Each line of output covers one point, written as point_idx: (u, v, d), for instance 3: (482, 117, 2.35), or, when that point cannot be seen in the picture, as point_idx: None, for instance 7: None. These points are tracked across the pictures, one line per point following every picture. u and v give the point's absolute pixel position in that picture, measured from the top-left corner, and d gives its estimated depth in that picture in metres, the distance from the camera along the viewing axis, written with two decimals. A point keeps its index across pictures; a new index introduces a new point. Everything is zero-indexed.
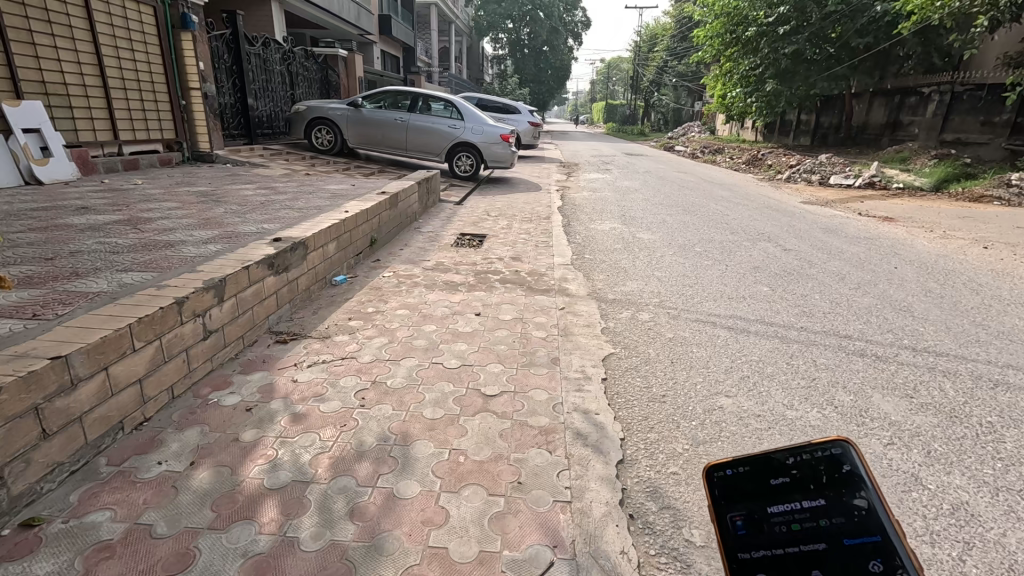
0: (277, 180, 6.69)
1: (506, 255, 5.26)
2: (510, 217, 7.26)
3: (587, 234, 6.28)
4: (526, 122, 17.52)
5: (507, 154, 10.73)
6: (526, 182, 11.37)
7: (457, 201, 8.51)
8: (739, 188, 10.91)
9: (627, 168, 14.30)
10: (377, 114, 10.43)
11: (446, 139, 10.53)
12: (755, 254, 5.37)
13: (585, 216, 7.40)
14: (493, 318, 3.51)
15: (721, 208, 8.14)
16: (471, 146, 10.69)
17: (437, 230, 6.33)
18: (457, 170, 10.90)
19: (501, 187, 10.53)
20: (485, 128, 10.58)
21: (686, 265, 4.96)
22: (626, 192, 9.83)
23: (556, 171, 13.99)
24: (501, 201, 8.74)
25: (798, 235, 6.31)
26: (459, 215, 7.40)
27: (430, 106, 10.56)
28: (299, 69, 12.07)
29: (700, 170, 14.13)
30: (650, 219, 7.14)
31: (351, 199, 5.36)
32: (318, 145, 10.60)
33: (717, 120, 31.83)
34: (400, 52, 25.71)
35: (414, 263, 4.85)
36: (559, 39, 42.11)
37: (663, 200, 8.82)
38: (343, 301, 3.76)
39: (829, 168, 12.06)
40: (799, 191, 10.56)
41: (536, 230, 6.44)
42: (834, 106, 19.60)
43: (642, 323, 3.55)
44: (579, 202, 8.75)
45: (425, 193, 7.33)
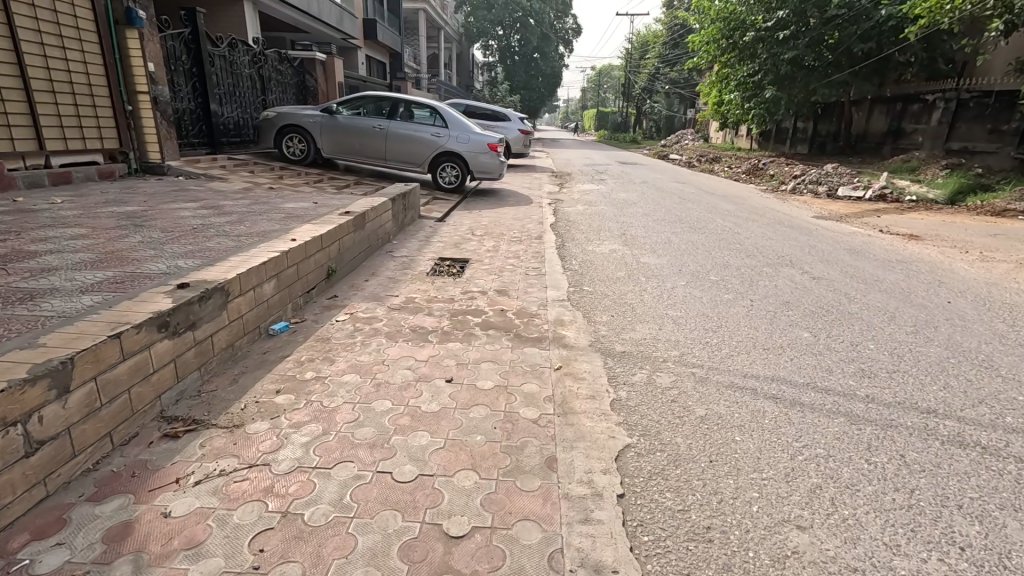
0: (230, 196, 5.87)
1: (490, 287, 4.47)
2: (497, 236, 6.49)
3: (584, 258, 5.50)
4: (517, 130, 16.80)
5: (495, 164, 9.97)
6: (516, 194, 10.62)
7: (440, 216, 7.72)
8: (745, 200, 10.19)
9: (622, 178, 13.60)
10: (354, 121, 9.61)
11: (429, 148, 9.75)
12: (780, 284, 4.61)
13: (580, 234, 6.62)
14: (469, 385, 2.71)
15: (729, 225, 7.40)
16: (457, 156, 9.92)
17: (413, 254, 5.54)
18: (441, 181, 10.13)
19: (489, 200, 9.76)
20: (472, 136, 9.81)
21: (703, 300, 4.19)
22: (624, 205, 9.10)
23: (547, 181, 13.25)
24: (489, 216, 7.97)
25: (822, 258, 5.57)
26: (440, 234, 6.60)
27: (413, 112, 9.76)
28: (272, 73, 11.23)
29: (699, 180, 13.45)
30: (653, 239, 6.38)
31: (307, 221, 4.55)
32: (290, 155, 9.76)
33: (711, 127, 31.34)
34: (386, 57, 24.93)
35: (377, 300, 4.03)
36: (550, 46, 41.61)
37: (665, 215, 8.09)
38: (277, 360, 2.94)
39: (836, 178, 11.43)
40: (807, 203, 9.90)
41: (526, 253, 5.65)
42: (832, 113, 19.11)
43: (662, 391, 2.75)
44: (574, 217, 8.00)
45: (402, 210, 6.52)
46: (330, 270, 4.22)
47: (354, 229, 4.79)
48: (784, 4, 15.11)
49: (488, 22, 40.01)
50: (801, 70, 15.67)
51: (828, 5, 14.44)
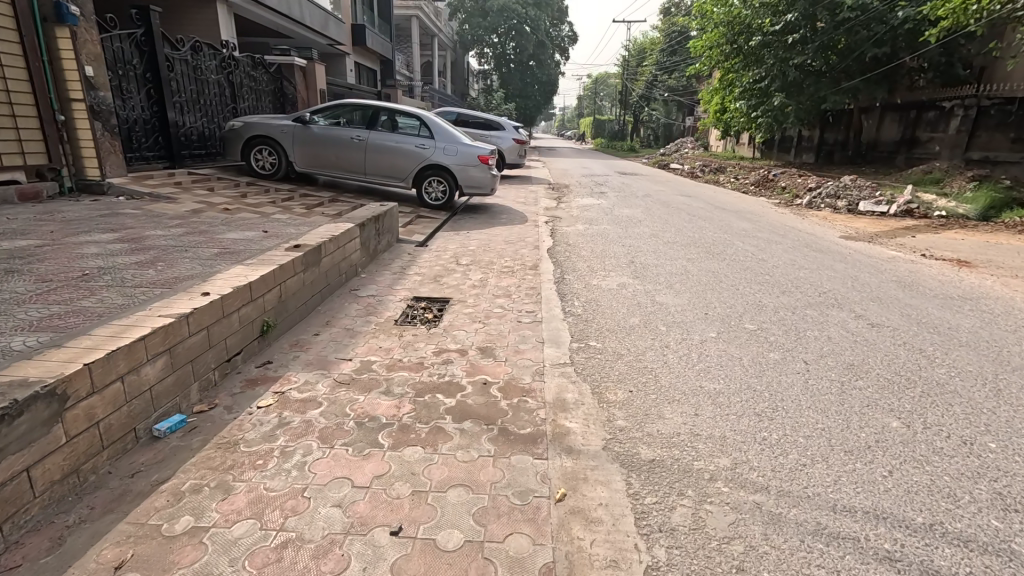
0: (166, 222, 4.94)
1: (472, 344, 3.54)
2: (485, 266, 5.58)
3: (588, 296, 4.57)
4: (511, 139, 15.96)
5: (486, 178, 9.09)
6: (509, 210, 9.73)
7: (422, 239, 6.81)
8: (759, 217, 9.30)
9: (624, 191, 12.73)
10: (332, 131, 8.72)
11: (413, 161, 8.86)
12: (833, 337, 3.70)
13: (581, 263, 5.72)
14: (424, 542, 1.78)
15: (750, 250, 6.50)
16: (445, 170, 9.02)
17: (381, 293, 4.61)
18: (427, 197, 9.20)
19: (480, 218, 8.86)
20: (462, 148, 8.93)
21: (744, 363, 3.28)
22: (628, 224, 8.20)
23: (544, 194, 12.38)
24: (478, 238, 7.07)
25: (871, 295, 4.67)
26: (419, 263, 5.69)
27: (398, 122, 8.90)
28: (243, 79, 10.34)
29: (705, 193, 12.61)
30: (666, 270, 5.49)
31: (242, 260, 3.62)
32: (259, 168, 8.83)
33: (711, 135, 30.63)
34: (376, 64, 24.10)
35: (322, 368, 3.10)
36: (546, 53, 40.98)
37: (677, 236, 7.22)
38: (146, 489, 2.00)
39: (855, 192, 10.60)
40: (829, 220, 9.04)
41: (520, 290, 4.74)
42: (839, 122, 18.39)
43: (718, 546, 1.82)
44: (574, 240, 7.10)
45: (374, 235, 5.60)
46: (263, 326, 3.28)
47: (303, 268, 3.86)
48: (792, 7, 14.35)
49: (483, 29, 39.33)
50: (811, 76, 14.89)
51: (840, 8, 13.67)
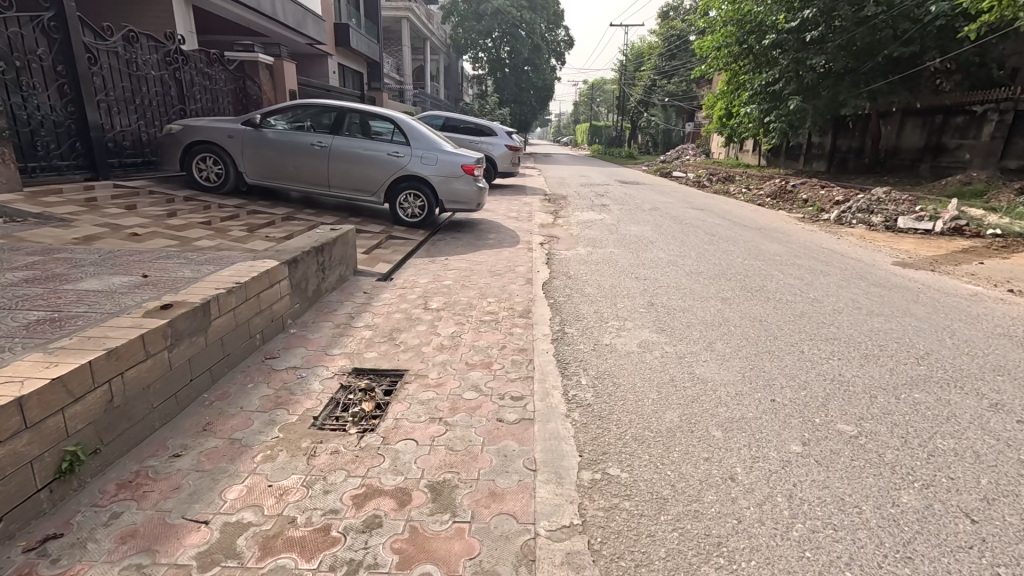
0: (19, 259, 3.61)
1: (422, 474, 2.22)
2: (460, 313, 4.26)
3: (599, 367, 3.26)
4: (504, 146, 14.73)
5: (472, 191, 7.79)
6: (498, 227, 8.43)
7: (387, 269, 5.50)
8: (789, 237, 8.01)
9: (628, 203, 11.47)
10: (290, 135, 7.40)
11: (386, 172, 7.55)
12: (982, 453, 2.40)
13: (584, 307, 4.41)
14: None
15: (794, 284, 5.21)
16: (424, 183, 7.72)
17: (310, 362, 3.29)
18: (403, 214, 7.86)
19: (463, 238, 7.54)
20: (444, 156, 7.63)
21: (874, 523, 1.96)
22: (637, 248, 6.90)
23: (539, 208, 11.08)
24: (457, 267, 5.75)
25: (988, 363, 3.38)
26: (375, 307, 4.37)
27: (369, 125, 7.61)
28: (194, 76, 9.02)
29: (718, 207, 11.36)
30: (698, 318, 4.19)
31: (58, 337, 2.29)
32: (202, 180, 7.49)
33: (713, 142, 29.52)
34: (363, 66, 22.87)
35: (143, 552, 1.76)
36: (542, 57, 39.90)
37: (700, 265, 5.94)
38: None
39: (891, 207, 9.36)
40: (869, 241, 7.80)
41: (506, 357, 3.42)
42: (854, 127, 17.26)
43: None
44: (573, 268, 5.82)
45: (315, 271, 4.28)
46: (64, 462, 1.94)
47: (171, 345, 2.53)
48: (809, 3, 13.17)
49: (477, 33, 38.18)
50: (829, 78, 13.69)
51: (862, 4, 12.51)
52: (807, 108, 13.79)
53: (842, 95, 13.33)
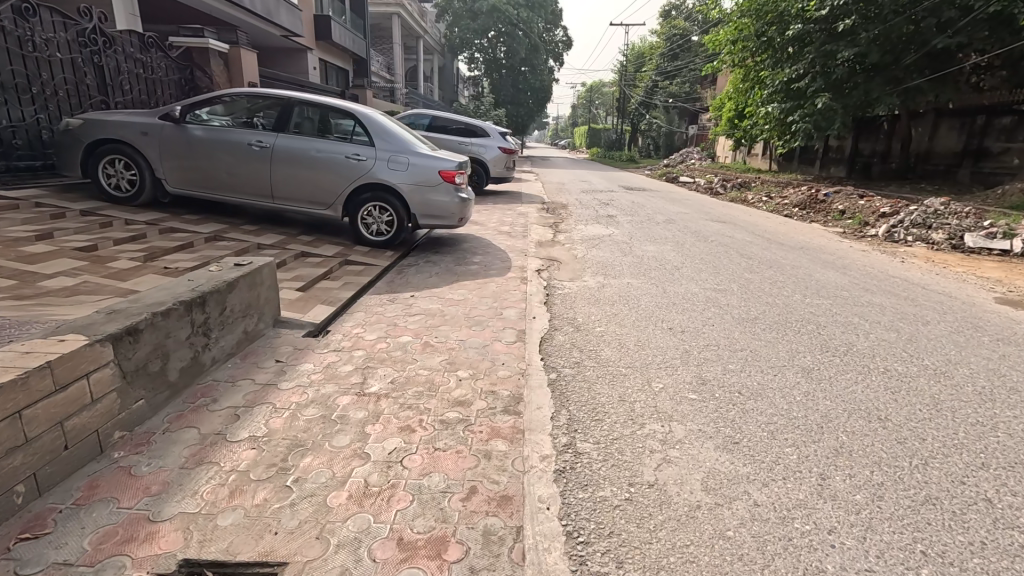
0: None
1: None
2: (410, 405, 2.74)
3: (645, 561, 1.73)
4: (497, 148, 13.23)
5: (452, 204, 6.29)
6: (485, 246, 6.90)
7: (325, 314, 3.97)
8: (843, 261, 6.49)
9: (638, 214, 10.00)
10: (224, 133, 5.92)
11: (345, 180, 6.06)
12: None
13: (604, 393, 2.89)
14: None
15: (892, 342, 3.70)
16: (392, 192, 6.20)
17: (101, 547, 1.74)
18: (367, 232, 6.31)
19: (441, 261, 6.02)
20: (417, 159, 6.16)
21: None
22: (661, 278, 5.38)
23: (534, 219, 9.55)
24: (422, 312, 4.23)
25: None
26: (281, 391, 2.84)
27: (324, 121, 6.14)
28: (122, 63, 7.51)
29: (740, 219, 9.85)
30: (782, 416, 2.67)
31: None
32: (112, 188, 5.97)
33: (719, 146, 28.08)
34: (347, 63, 21.36)
35: None
36: (539, 58, 38.46)
37: (749, 308, 4.44)
38: None
39: (953, 221, 7.90)
40: (942, 266, 6.33)
41: (476, 525, 1.89)
42: (879, 129, 15.87)
43: None
44: (580, 312, 4.29)
45: (186, 339, 2.74)
46: None
47: None
48: None
49: (471, 32, 36.72)
50: (860, 73, 12.25)
51: None
52: (838, 107, 12.32)
53: (875, 92, 11.88)
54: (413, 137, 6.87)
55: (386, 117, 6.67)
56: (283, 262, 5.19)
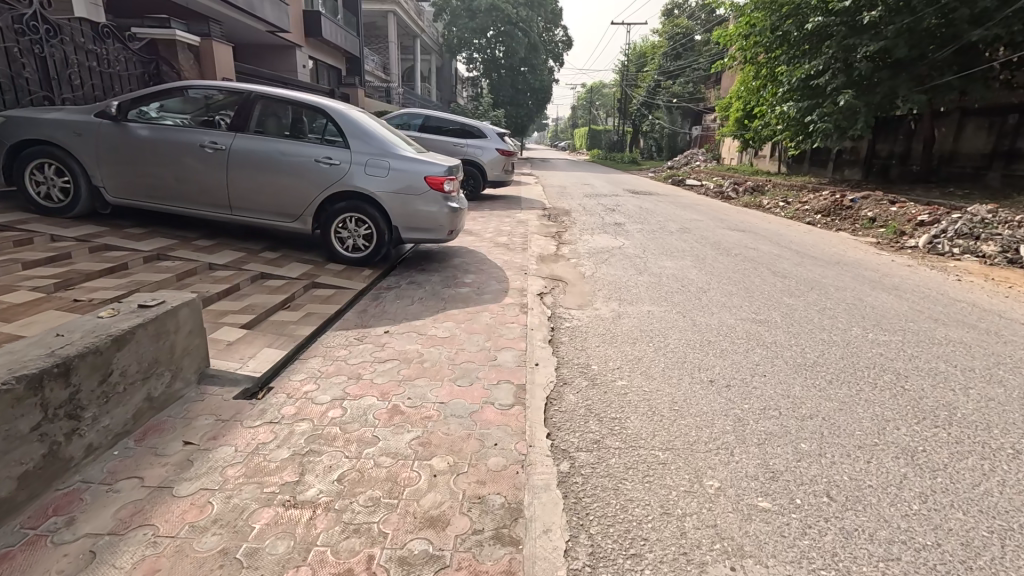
0: None
1: None
2: (359, 526, 1.89)
3: None
4: (495, 150, 12.39)
5: (440, 215, 5.43)
6: (480, 263, 6.04)
7: (270, 363, 3.11)
8: (892, 280, 5.64)
9: (648, 222, 9.15)
10: (173, 132, 5.10)
11: (314, 188, 5.22)
12: None
13: (637, 502, 2.04)
14: None
15: (1003, 403, 2.84)
16: (370, 201, 5.35)
17: None
18: (342, 247, 5.46)
19: (427, 283, 5.17)
20: (398, 163, 5.32)
21: None
22: (686, 305, 4.52)
23: (535, 228, 8.70)
24: (396, 357, 3.37)
25: None
26: (176, 500, 1.98)
27: (291, 118, 5.31)
28: (70, 53, 6.67)
29: (761, 228, 9.00)
30: (905, 547, 1.82)
31: None
32: (43, 198, 5.14)
33: (724, 147, 27.26)
34: (340, 61, 20.53)
35: None
36: (538, 58, 37.62)
37: (803, 349, 3.58)
38: None
39: (1004, 232, 7.05)
40: (1009, 287, 5.46)
41: None
42: (899, 129, 15.03)
43: None
44: (595, 355, 3.44)
45: (32, 431, 1.89)
46: None
47: None
48: None
49: (470, 31, 35.88)
50: (884, 69, 11.41)
51: None
52: (860, 106, 11.48)
53: (901, 90, 11.06)
54: (398, 138, 6.03)
55: (366, 115, 5.84)
56: (236, 287, 4.35)
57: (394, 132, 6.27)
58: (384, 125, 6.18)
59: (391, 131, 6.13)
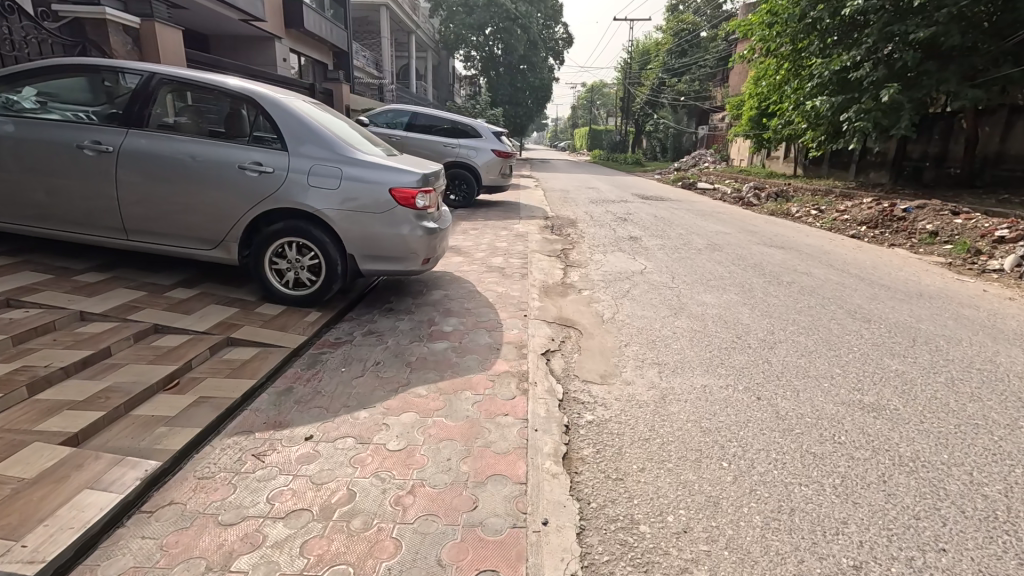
0: None
1: None
2: None
3: None
4: (490, 151, 11.05)
5: (410, 240, 4.09)
6: (467, 299, 4.68)
7: (75, 533, 1.77)
8: (1007, 324, 4.28)
9: (667, 237, 7.84)
10: (43, 130, 3.84)
11: (236, 205, 3.87)
12: None
13: None
14: None
15: None
16: (316, 221, 4.00)
17: None
18: (280, 283, 4.10)
19: (394, 332, 3.82)
20: (351, 171, 3.97)
21: None
22: (754, 376, 3.17)
23: (537, 244, 7.35)
24: (311, 504, 2.02)
25: None
26: None
27: (206, 106, 3.96)
28: None
29: (801, 244, 7.66)
30: None
31: None
32: None
33: (733, 148, 25.94)
34: (325, 56, 19.19)
35: None
36: (538, 55, 36.27)
37: (973, 478, 2.22)
38: None
39: None
40: None
41: None
42: (935, 129, 13.71)
43: None
44: (641, 497, 2.08)
45: None
46: None
47: None
48: None
49: (467, 28, 34.53)
50: (931, 60, 10.09)
51: None
52: (905, 101, 10.15)
53: (952, 84, 9.72)
54: (359, 138, 4.70)
55: (316, 108, 4.51)
56: (104, 352, 2.99)
57: (357, 130, 4.94)
58: (343, 121, 4.84)
59: (352, 129, 4.80)
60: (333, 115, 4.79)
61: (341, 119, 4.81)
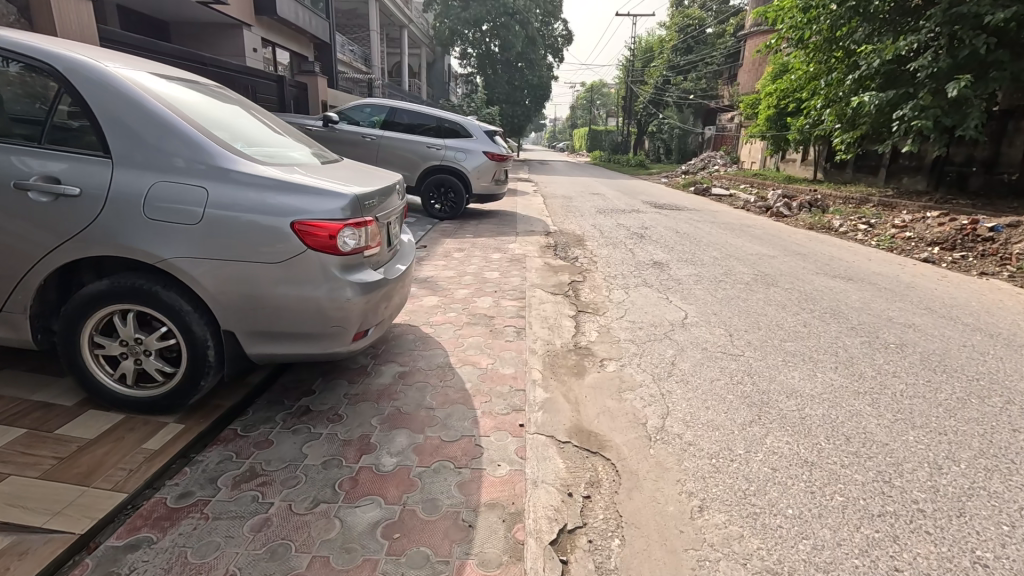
0: None
1: None
2: None
3: None
4: (482, 154, 9.43)
5: (328, 305, 2.47)
6: (430, 384, 3.05)
7: None
8: None
9: (702, 264, 6.24)
10: None
11: (29, 252, 2.32)
12: None
13: None
14: None
15: None
16: (166, 276, 2.36)
17: None
18: (112, 378, 2.46)
19: (295, 475, 2.21)
20: (224, 190, 2.35)
21: None
22: None
23: (538, 275, 5.73)
24: None
25: None
26: None
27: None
28: None
29: (870, 274, 6.07)
30: None
31: None
32: None
33: (745, 150, 24.39)
34: (303, 47, 17.54)
35: None
36: (536, 52, 34.68)
37: None
38: None
39: None
40: None
41: None
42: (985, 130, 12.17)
43: None
44: None
45: None
46: None
47: None
48: None
49: (462, 22, 32.89)
50: (1004, 47, 8.53)
51: None
52: (973, 94, 8.59)
53: None
54: (271, 141, 3.10)
55: (201, 94, 2.92)
56: None
57: (276, 129, 3.35)
58: (254, 115, 3.25)
59: (265, 128, 3.20)
60: (237, 105, 3.20)
61: (249, 112, 3.22)
